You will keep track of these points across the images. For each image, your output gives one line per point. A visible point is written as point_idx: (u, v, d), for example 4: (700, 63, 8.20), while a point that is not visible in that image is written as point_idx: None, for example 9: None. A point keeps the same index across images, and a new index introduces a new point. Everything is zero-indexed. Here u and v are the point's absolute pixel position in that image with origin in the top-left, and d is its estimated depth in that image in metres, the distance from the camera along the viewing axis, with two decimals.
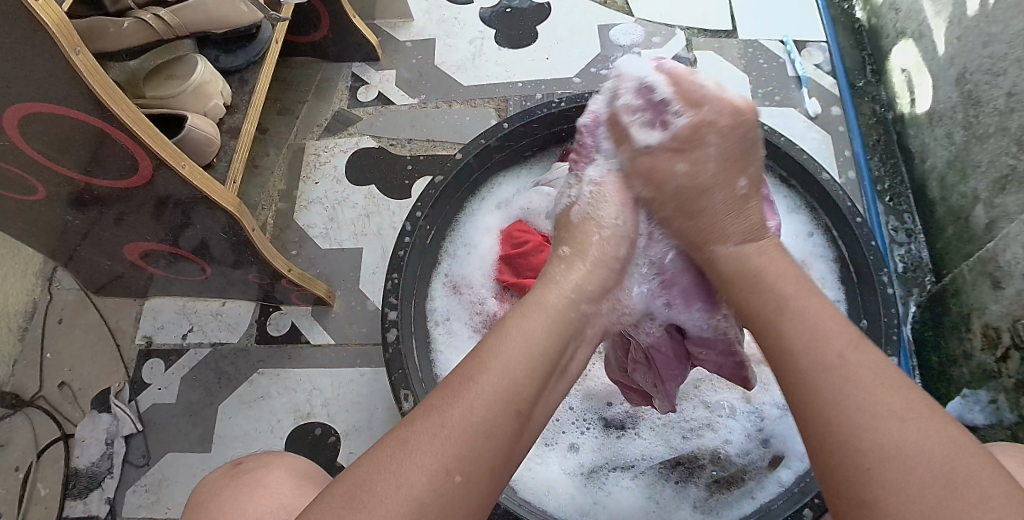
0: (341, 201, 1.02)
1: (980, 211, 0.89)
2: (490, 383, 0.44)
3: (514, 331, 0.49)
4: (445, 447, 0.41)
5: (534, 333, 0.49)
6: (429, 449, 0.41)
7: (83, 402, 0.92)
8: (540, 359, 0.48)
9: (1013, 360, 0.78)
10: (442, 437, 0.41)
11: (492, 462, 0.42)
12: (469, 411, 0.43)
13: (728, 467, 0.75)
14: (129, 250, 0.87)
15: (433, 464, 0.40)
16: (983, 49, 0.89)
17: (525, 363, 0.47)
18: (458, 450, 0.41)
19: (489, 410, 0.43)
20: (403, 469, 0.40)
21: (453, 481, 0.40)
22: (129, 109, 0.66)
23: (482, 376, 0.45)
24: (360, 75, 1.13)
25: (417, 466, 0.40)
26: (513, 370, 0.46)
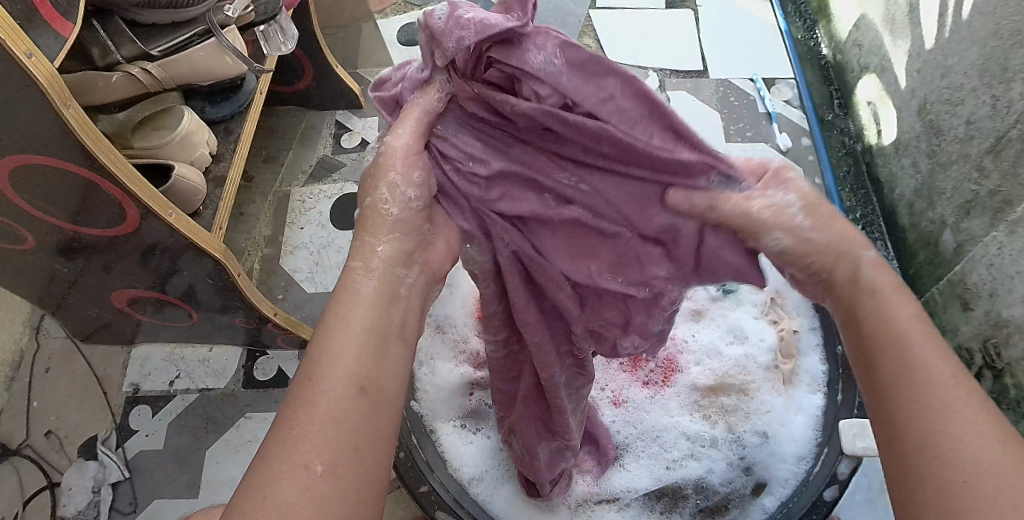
0: (326, 245, 1.04)
1: (948, 235, 0.91)
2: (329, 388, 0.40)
3: (343, 316, 0.44)
4: (302, 447, 0.38)
5: (364, 312, 0.45)
6: (289, 459, 0.38)
7: (69, 450, 0.92)
8: (366, 336, 0.43)
9: (987, 380, 0.80)
10: (299, 446, 0.38)
11: (354, 448, 0.39)
12: (327, 426, 0.39)
13: (712, 496, 0.76)
14: (116, 297, 0.88)
15: (296, 482, 0.37)
16: (941, 80, 0.93)
17: (359, 350, 0.42)
18: (321, 449, 0.38)
19: (337, 403, 0.40)
20: (265, 488, 0.37)
21: (318, 479, 0.37)
22: (118, 160, 0.68)
23: (323, 377, 0.41)
24: (343, 123, 1.16)
25: (283, 492, 0.37)
26: (347, 358, 0.42)
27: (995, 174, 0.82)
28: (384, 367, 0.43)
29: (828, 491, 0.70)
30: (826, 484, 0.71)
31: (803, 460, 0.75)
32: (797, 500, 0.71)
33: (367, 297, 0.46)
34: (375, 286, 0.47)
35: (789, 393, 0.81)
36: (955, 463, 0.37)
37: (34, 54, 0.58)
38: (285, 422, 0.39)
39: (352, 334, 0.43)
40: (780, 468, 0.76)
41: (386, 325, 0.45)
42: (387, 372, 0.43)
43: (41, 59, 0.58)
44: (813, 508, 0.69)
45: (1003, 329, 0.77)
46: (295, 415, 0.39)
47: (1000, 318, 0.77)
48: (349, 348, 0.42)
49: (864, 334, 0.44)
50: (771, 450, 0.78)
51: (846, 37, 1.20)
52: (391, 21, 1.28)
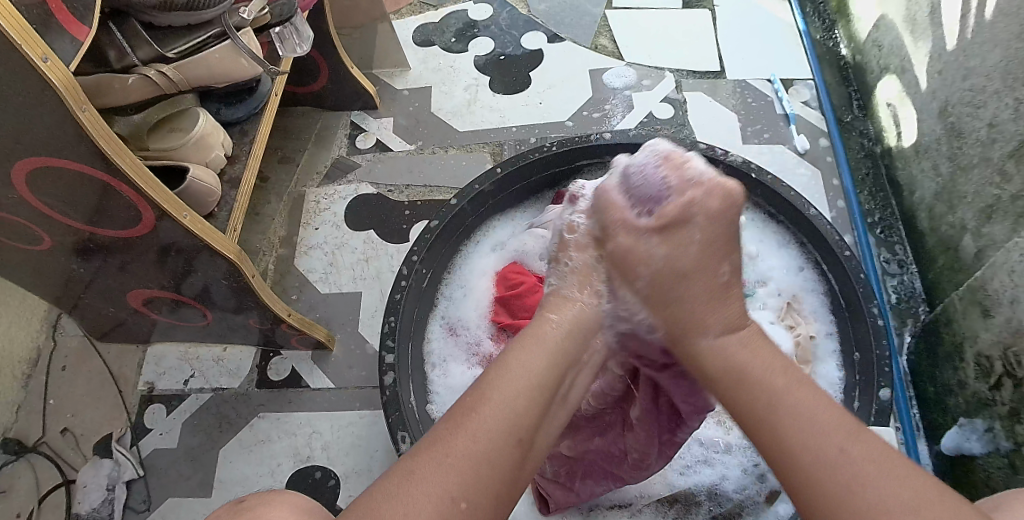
0: (340, 246, 1.04)
1: (969, 240, 0.90)
2: (491, 417, 0.48)
3: (515, 364, 0.52)
4: (451, 476, 0.44)
5: (538, 362, 0.53)
6: (439, 482, 0.44)
7: (85, 448, 0.93)
8: (539, 387, 0.51)
9: (1007, 388, 0.78)
10: (446, 467, 0.45)
11: (494, 491, 0.46)
12: (478, 464, 0.45)
13: (725, 503, 0.76)
14: (132, 297, 0.89)
15: (439, 491, 0.44)
16: (963, 82, 0.91)
17: (526, 394, 0.50)
18: (462, 480, 0.44)
19: (492, 439, 0.47)
20: (407, 491, 0.44)
21: (460, 514, 0.43)
22: (133, 162, 0.68)
23: (485, 408, 0.48)
24: (358, 123, 1.16)
25: (427, 495, 0.43)
26: (514, 403, 0.49)
27: (1017, 178, 0.80)
28: (542, 422, 0.51)
29: None
30: None
31: None
32: None
33: (549, 349, 0.55)
34: (560, 335, 0.57)
35: None
36: (841, 474, 0.44)
37: (50, 58, 0.58)
38: (442, 439, 0.47)
39: (511, 371, 0.52)
40: None
41: (557, 383, 0.53)
42: (538, 431, 0.50)
43: (56, 62, 0.59)
44: None
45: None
46: (453, 438, 0.47)
47: (1021, 326, 0.76)
48: (513, 385, 0.50)
49: (743, 404, 0.50)
50: None
51: (866, 38, 1.18)
52: (406, 21, 1.28)
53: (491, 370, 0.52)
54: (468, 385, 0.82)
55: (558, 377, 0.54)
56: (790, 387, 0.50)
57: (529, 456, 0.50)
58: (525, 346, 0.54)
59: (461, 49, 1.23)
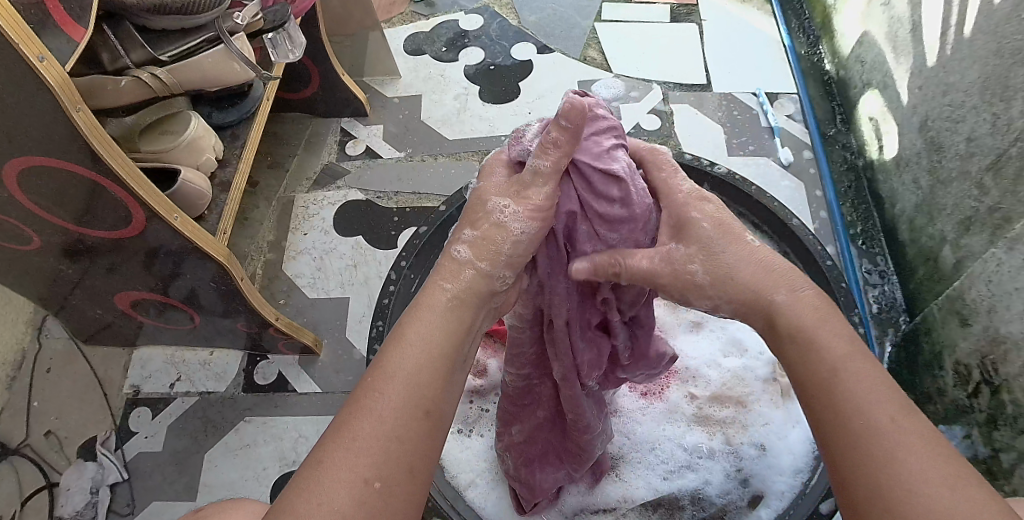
0: (328, 251, 1.05)
1: (948, 251, 0.92)
2: (395, 393, 0.46)
3: (411, 334, 0.49)
4: (361, 459, 0.43)
5: (433, 328, 0.49)
6: (348, 468, 0.43)
7: (68, 450, 0.92)
8: (439, 356, 0.48)
9: (985, 395, 0.80)
10: (355, 452, 0.43)
11: (407, 466, 0.44)
12: (384, 443, 0.44)
13: (709, 508, 0.76)
14: (120, 299, 0.89)
15: (353, 476, 0.42)
16: (942, 98, 0.94)
17: (430, 361, 0.48)
18: (372, 461, 0.43)
19: (394, 417, 0.45)
20: (315, 483, 0.42)
21: (375, 494, 0.42)
22: (125, 163, 0.68)
23: (383, 386, 0.46)
24: (348, 130, 1.17)
25: (337, 481, 0.42)
26: (413, 376, 0.47)
27: (994, 191, 0.82)
28: (446, 388, 0.48)
29: (824, 504, 0.69)
30: (822, 496, 0.70)
31: (800, 473, 0.76)
32: (794, 511, 0.70)
33: (441, 311, 0.51)
34: (450, 294, 0.52)
35: (787, 406, 0.82)
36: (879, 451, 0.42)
37: (46, 57, 0.58)
38: (341, 426, 0.45)
39: (413, 340, 0.49)
40: (777, 481, 0.76)
41: (459, 340, 0.50)
42: (444, 398, 0.48)
43: (52, 62, 0.59)
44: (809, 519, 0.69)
45: (1000, 345, 0.78)
46: (355, 422, 0.44)
47: (998, 335, 0.78)
48: (413, 360, 0.48)
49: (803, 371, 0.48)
50: (769, 463, 0.78)
51: (848, 54, 1.21)
52: (398, 30, 1.29)
53: (385, 345, 0.49)
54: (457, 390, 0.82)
55: (462, 336, 0.51)
56: (850, 353, 0.47)
57: (442, 426, 0.47)
58: (417, 312, 0.50)
59: (452, 59, 1.24)
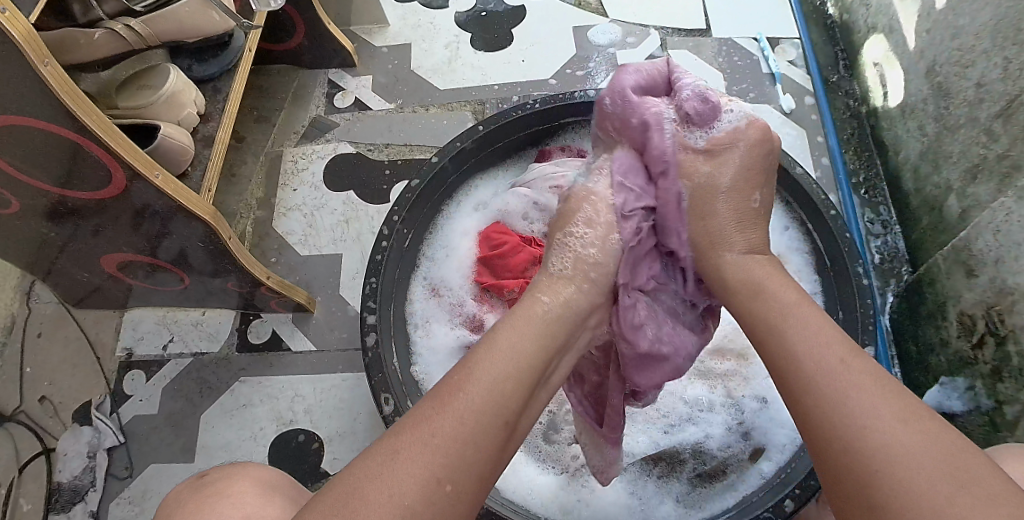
0: (319, 207, 1.02)
1: (953, 201, 0.90)
2: (479, 397, 0.45)
3: (503, 342, 0.50)
4: (436, 456, 0.41)
5: (525, 340, 0.51)
6: (425, 463, 0.41)
7: (64, 415, 0.92)
8: (527, 370, 0.49)
9: (990, 346, 0.79)
10: (432, 448, 0.42)
11: (478, 474, 0.43)
12: (462, 445, 0.43)
13: (709, 461, 0.76)
14: (107, 262, 0.87)
15: (423, 472, 0.40)
16: (951, 41, 0.90)
17: (512, 377, 0.48)
18: (447, 461, 0.42)
19: (476, 421, 0.44)
20: (387, 468, 0.41)
21: (443, 496, 0.41)
22: (101, 120, 0.65)
23: (468, 385, 0.46)
24: (336, 81, 1.13)
25: (412, 475, 0.40)
26: (500, 382, 0.47)
27: (1004, 137, 0.80)
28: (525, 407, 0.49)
29: None
30: None
31: None
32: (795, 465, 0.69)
33: (535, 326, 0.53)
34: (552, 316, 0.55)
35: None
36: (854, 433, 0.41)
37: (7, 8, 0.55)
38: (426, 417, 0.44)
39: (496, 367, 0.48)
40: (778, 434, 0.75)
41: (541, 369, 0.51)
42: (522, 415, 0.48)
43: (15, 13, 0.56)
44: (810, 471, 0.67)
45: (1007, 296, 0.76)
46: (438, 413, 0.44)
47: (1006, 286, 0.76)
48: (501, 365, 0.48)
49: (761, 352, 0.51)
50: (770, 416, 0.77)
51: None
52: None
53: (475, 347, 0.50)
54: (450, 344, 0.80)
55: (539, 362, 0.51)
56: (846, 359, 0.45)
57: (508, 444, 0.46)
58: (514, 324, 0.53)
59: (441, 5, 1.19)
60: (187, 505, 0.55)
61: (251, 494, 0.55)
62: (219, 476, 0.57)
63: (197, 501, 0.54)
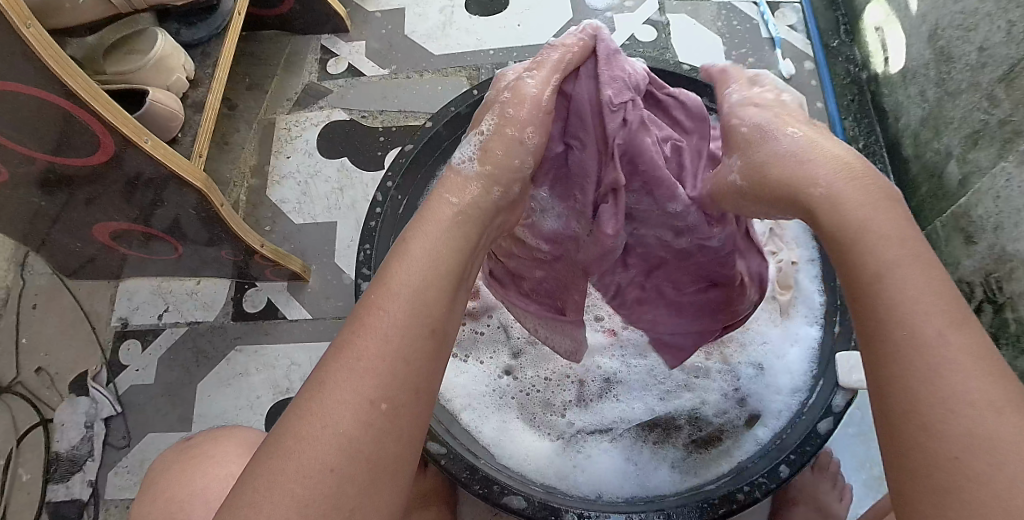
0: (313, 175, 1.01)
1: (953, 167, 0.89)
2: (396, 313, 0.42)
3: (414, 248, 0.46)
4: (365, 381, 0.40)
5: (438, 239, 0.47)
6: (352, 391, 0.39)
7: (60, 386, 0.92)
8: (446, 273, 0.46)
9: (988, 313, 0.79)
10: (359, 374, 0.40)
11: (415, 386, 0.41)
12: (389, 364, 0.41)
13: (705, 427, 0.76)
14: (99, 230, 0.86)
15: (352, 400, 0.39)
16: (954, 4, 0.88)
17: (433, 282, 0.45)
18: (378, 382, 0.40)
19: (400, 338, 0.42)
20: (318, 405, 0.39)
21: (379, 416, 0.39)
22: (87, 85, 0.64)
23: (386, 302, 0.43)
24: (329, 48, 1.11)
25: (340, 405, 0.39)
26: (420, 293, 0.44)
27: (1006, 102, 0.79)
28: (451, 309, 0.46)
29: (822, 422, 0.67)
30: (820, 417, 0.68)
31: (798, 392, 0.74)
32: (792, 431, 0.69)
33: (442, 223, 0.48)
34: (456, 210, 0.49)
35: (786, 324, 0.80)
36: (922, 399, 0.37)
37: None
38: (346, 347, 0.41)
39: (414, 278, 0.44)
40: (774, 400, 0.75)
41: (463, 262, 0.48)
42: (450, 318, 0.45)
43: None
44: (807, 437, 0.67)
45: (1006, 263, 0.76)
46: (357, 339, 0.41)
47: (1005, 252, 0.75)
48: (415, 273, 0.45)
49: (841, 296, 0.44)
50: (767, 382, 0.77)
51: None
52: None
53: (388, 260, 0.46)
54: None
55: (461, 254, 0.47)
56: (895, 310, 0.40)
57: (442, 346, 0.44)
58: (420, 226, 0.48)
59: None
60: (176, 465, 0.61)
61: (233, 456, 0.60)
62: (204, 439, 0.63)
63: (185, 461, 0.61)
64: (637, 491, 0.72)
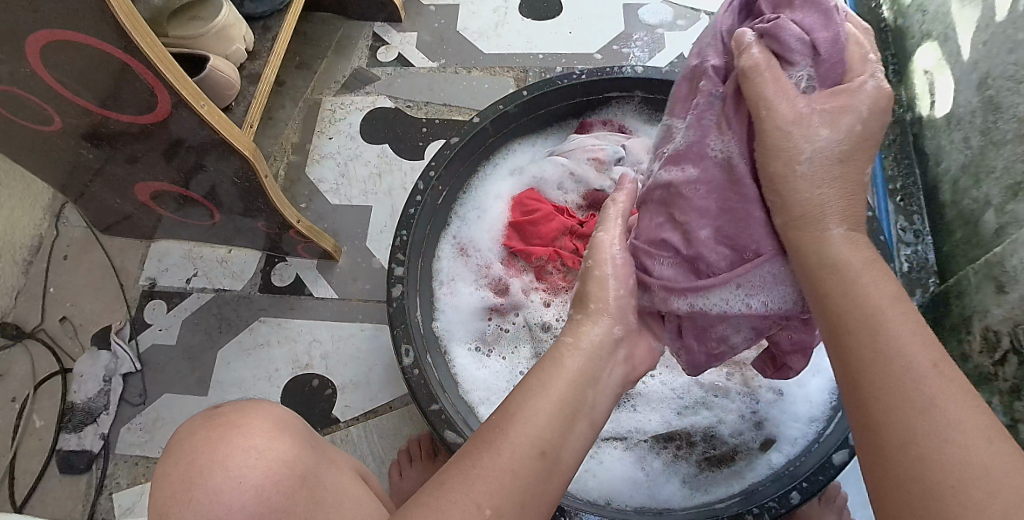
0: (353, 157, 1.02)
1: (990, 216, 0.88)
2: (517, 438, 0.45)
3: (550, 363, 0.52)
4: (479, 487, 0.43)
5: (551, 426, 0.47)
6: (467, 492, 0.43)
7: (83, 338, 0.93)
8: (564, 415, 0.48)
9: (1012, 364, 0.78)
10: (478, 485, 0.43)
11: (522, 501, 0.44)
12: (502, 475, 0.44)
13: (719, 446, 0.76)
14: (140, 189, 0.87)
15: (465, 502, 0.42)
16: (1007, 55, 0.88)
17: (553, 425, 0.47)
18: (490, 489, 0.43)
19: (519, 472, 0.44)
20: (435, 508, 0.42)
21: None
22: (153, 43, 0.65)
23: (499, 455, 0.45)
24: (381, 35, 1.12)
25: (457, 507, 0.42)
26: (537, 423, 0.47)
27: None
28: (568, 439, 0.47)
29: (838, 453, 0.67)
30: (836, 447, 0.68)
31: (815, 422, 0.75)
32: (807, 459, 0.69)
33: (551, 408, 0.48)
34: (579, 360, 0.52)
35: None
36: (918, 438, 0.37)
37: None
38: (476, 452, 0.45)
39: (551, 401, 0.48)
40: (791, 427, 0.75)
41: (590, 385, 0.51)
42: (566, 444, 0.47)
43: None
44: (821, 466, 0.68)
45: None
46: (484, 453, 0.45)
47: None
48: (539, 419, 0.47)
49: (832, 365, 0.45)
50: (785, 408, 0.77)
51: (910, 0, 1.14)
52: None
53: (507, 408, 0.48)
54: (474, 305, 0.81)
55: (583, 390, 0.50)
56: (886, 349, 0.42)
57: (559, 470, 0.47)
58: (531, 393, 0.49)
59: None
60: (196, 445, 0.52)
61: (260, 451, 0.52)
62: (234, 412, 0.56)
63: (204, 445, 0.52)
64: (646, 502, 0.72)
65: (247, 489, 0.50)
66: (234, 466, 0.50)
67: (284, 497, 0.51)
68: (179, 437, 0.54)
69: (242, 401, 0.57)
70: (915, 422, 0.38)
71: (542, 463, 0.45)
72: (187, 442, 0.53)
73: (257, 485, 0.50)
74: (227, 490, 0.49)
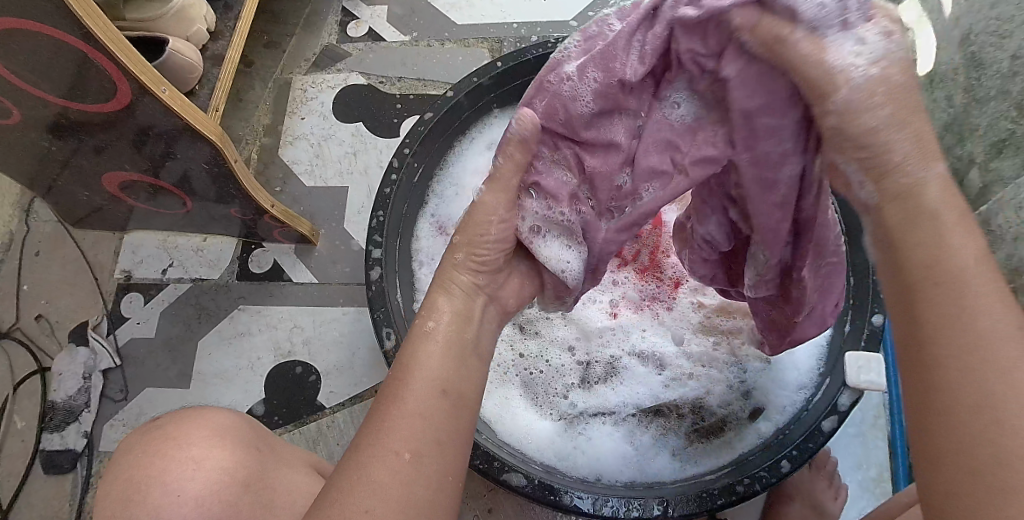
0: (328, 137, 1.00)
1: (975, 175, 0.87)
2: (419, 382, 0.46)
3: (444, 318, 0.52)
4: (390, 434, 0.43)
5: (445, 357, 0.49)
6: (382, 442, 0.43)
7: (60, 335, 0.91)
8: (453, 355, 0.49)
9: None
10: (390, 430, 0.43)
11: (436, 438, 0.44)
12: (413, 420, 0.44)
13: (708, 417, 0.75)
14: (108, 180, 0.85)
15: (385, 451, 0.42)
16: (990, 10, 0.86)
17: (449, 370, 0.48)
18: (405, 435, 0.43)
19: (428, 411, 0.45)
20: (358, 466, 0.42)
21: (406, 464, 0.42)
22: (108, 29, 0.62)
23: (403, 395, 0.45)
24: (350, 10, 1.09)
25: (377, 458, 0.42)
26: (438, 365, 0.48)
27: None
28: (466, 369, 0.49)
29: (827, 421, 0.68)
30: (826, 415, 0.69)
31: (803, 389, 0.74)
32: (796, 428, 0.69)
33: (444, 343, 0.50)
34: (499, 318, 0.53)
35: None
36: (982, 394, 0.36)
37: None
38: (385, 402, 0.45)
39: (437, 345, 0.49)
40: (779, 396, 0.75)
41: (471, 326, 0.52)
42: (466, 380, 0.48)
43: None
44: (811, 434, 0.68)
45: None
46: (387, 407, 0.45)
47: None
48: (431, 363, 0.48)
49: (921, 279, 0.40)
50: (774, 376, 0.76)
51: None
52: None
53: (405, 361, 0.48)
54: None
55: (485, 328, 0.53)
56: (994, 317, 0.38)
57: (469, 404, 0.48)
58: (418, 341, 0.50)
59: None
60: (130, 462, 0.52)
61: (194, 452, 0.52)
62: (164, 421, 0.55)
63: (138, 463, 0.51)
64: (636, 476, 0.72)
65: (186, 501, 0.49)
66: (170, 479, 0.50)
67: (226, 503, 0.50)
68: (119, 453, 0.54)
69: (178, 412, 0.56)
70: (982, 405, 0.35)
71: (443, 401, 0.46)
72: (125, 459, 0.52)
73: (196, 497, 0.50)
74: (166, 503, 0.49)
